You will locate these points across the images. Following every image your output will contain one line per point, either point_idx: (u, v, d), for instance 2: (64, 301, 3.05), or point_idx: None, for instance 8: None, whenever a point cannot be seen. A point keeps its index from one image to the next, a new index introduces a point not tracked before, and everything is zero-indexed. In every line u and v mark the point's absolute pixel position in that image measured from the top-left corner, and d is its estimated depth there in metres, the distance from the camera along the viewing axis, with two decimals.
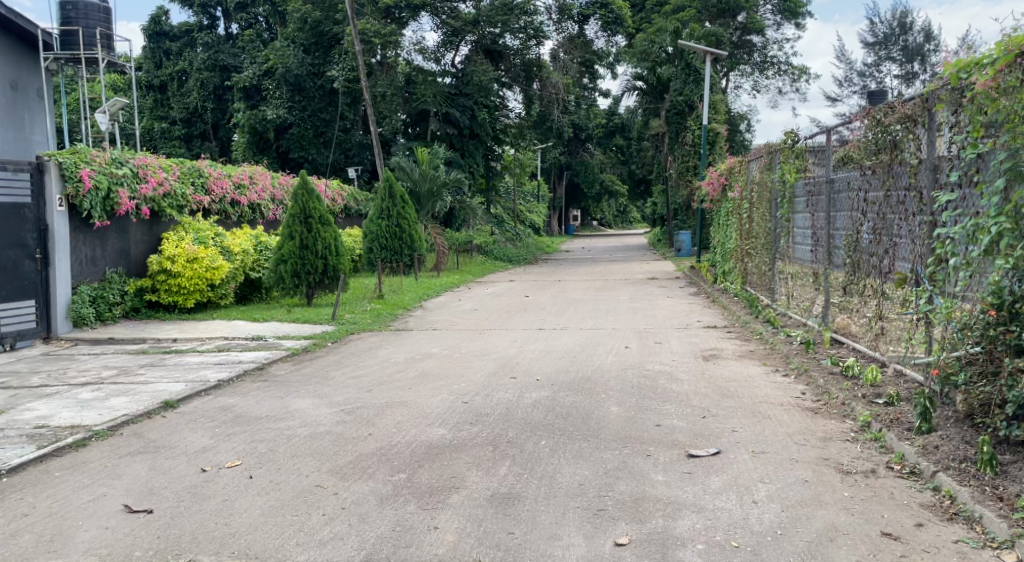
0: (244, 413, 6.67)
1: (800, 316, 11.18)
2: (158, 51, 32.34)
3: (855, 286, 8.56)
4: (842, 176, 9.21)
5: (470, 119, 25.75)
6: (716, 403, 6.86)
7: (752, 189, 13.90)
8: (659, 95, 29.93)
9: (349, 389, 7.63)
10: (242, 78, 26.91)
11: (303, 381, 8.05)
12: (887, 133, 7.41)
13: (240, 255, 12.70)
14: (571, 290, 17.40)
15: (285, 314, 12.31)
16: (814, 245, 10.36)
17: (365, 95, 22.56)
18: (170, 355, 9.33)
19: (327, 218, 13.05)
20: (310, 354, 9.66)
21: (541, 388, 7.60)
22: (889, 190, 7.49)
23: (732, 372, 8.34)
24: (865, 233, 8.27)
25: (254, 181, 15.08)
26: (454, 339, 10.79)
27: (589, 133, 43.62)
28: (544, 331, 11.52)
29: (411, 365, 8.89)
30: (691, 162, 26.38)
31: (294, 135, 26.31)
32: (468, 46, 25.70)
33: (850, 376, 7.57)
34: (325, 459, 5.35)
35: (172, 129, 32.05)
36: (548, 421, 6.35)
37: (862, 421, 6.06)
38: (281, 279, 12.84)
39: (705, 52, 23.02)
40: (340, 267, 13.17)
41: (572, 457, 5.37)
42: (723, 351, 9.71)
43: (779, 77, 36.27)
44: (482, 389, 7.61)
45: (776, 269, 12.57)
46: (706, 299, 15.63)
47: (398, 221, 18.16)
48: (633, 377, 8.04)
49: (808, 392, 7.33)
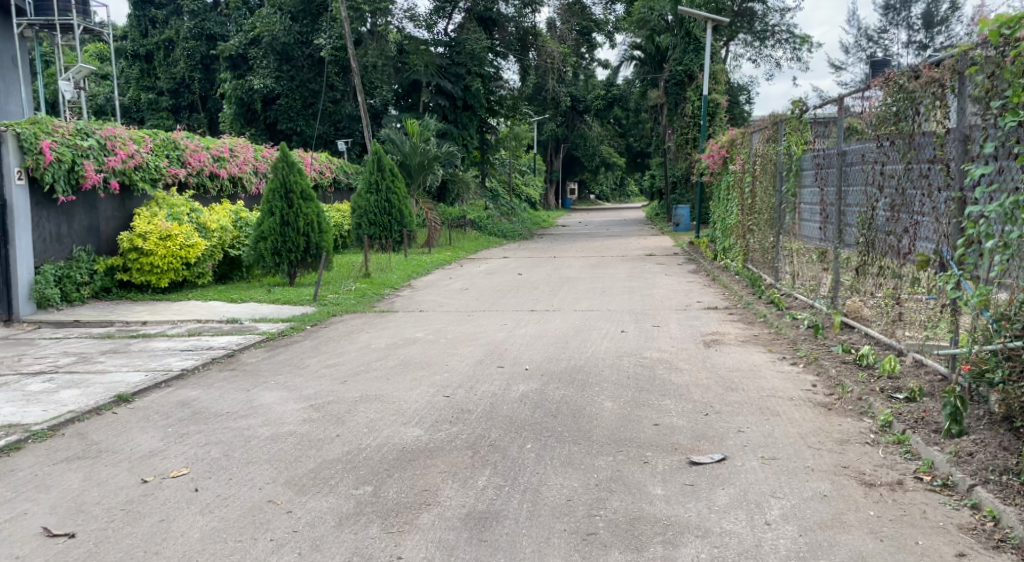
0: (204, 409, 6.05)
1: (806, 297, 10.61)
2: (144, 18, 31.55)
3: (870, 268, 7.99)
4: (856, 149, 8.61)
5: (463, 89, 24.71)
6: (720, 397, 6.31)
7: (755, 161, 13.27)
8: (659, 65, 29.31)
9: (323, 381, 7.02)
10: (227, 47, 25.92)
11: (274, 370, 7.47)
12: (912, 100, 6.87)
13: (217, 231, 12.06)
14: (566, 267, 16.77)
15: (265, 293, 11.68)
16: (825, 221, 9.78)
17: (353, 63, 21.86)
18: (136, 339, 8.70)
19: (310, 193, 12.43)
20: (286, 338, 9.08)
21: (530, 380, 7.03)
22: (911, 162, 6.99)
23: (736, 359, 7.77)
24: (882, 211, 7.74)
25: (235, 153, 14.41)
26: (441, 322, 10.20)
27: (587, 105, 42.78)
28: (536, 312, 10.94)
29: (392, 353, 8.28)
30: (691, 134, 25.53)
31: (282, 105, 25.43)
32: (460, 13, 24.96)
33: (864, 365, 6.99)
34: (284, 467, 4.77)
35: (159, 99, 31.14)
36: (535, 420, 5.79)
37: (882, 420, 5.48)
38: (261, 257, 12.22)
39: (706, 19, 22.11)
40: (323, 245, 12.54)
41: (560, 465, 4.81)
42: (725, 336, 9.13)
43: (781, 46, 35.45)
44: (465, 380, 7.04)
45: (780, 247, 11.94)
46: (706, 277, 15.05)
47: (387, 195, 17.54)
48: (629, 366, 7.50)
49: (819, 384, 6.75)
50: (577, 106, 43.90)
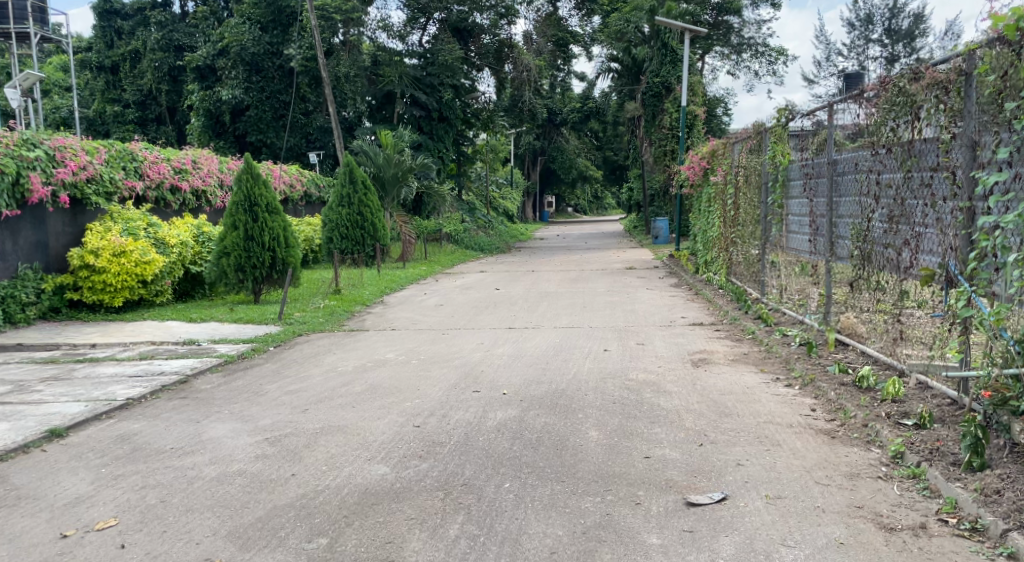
0: (145, 445, 5.47)
1: (796, 312, 10.18)
2: (110, 30, 31.16)
3: (866, 283, 7.56)
4: (848, 157, 8.19)
5: (438, 101, 24.47)
6: (714, 426, 5.84)
7: (738, 172, 12.82)
8: (636, 77, 28.92)
9: (281, 410, 6.44)
10: (194, 57, 25.26)
11: (229, 398, 6.88)
12: (910, 104, 6.43)
13: (176, 246, 11.42)
14: (545, 282, 16.31)
15: (226, 312, 11.04)
16: (815, 234, 9.37)
17: (324, 73, 21.19)
18: (82, 364, 8.06)
19: (276, 206, 11.82)
20: (247, 361, 8.48)
21: (509, 406, 6.51)
22: (911, 171, 6.57)
23: (727, 382, 7.29)
24: (878, 222, 7.32)
25: (198, 165, 13.82)
26: (413, 342, 9.64)
27: (564, 118, 42.54)
28: (514, 330, 10.43)
29: (358, 378, 7.70)
30: (669, 146, 25.40)
31: (252, 117, 24.92)
32: (435, 24, 24.38)
33: (865, 388, 6.52)
34: (230, 515, 4.26)
35: (125, 112, 30.41)
36: (514, 454, 5.26)
37: (893, 450, 4.99)
38: (224, 274, 11.59)
39: (682, 30, 21.80)
40: (290, 260, 11.93)
41: (542, 508, 4.31)
42: (713, 355, 8.65)
43: (757, 59, 35.52)
44: (437, 408, 6.51)
45: (766, 260, 11.53)
46: (689, 291, 14.65)
47: (360, 209, 16.97)
48: (614, 390, 7.01)
49: (819, 409, 6.26)
50: (553, 119, 43.76)
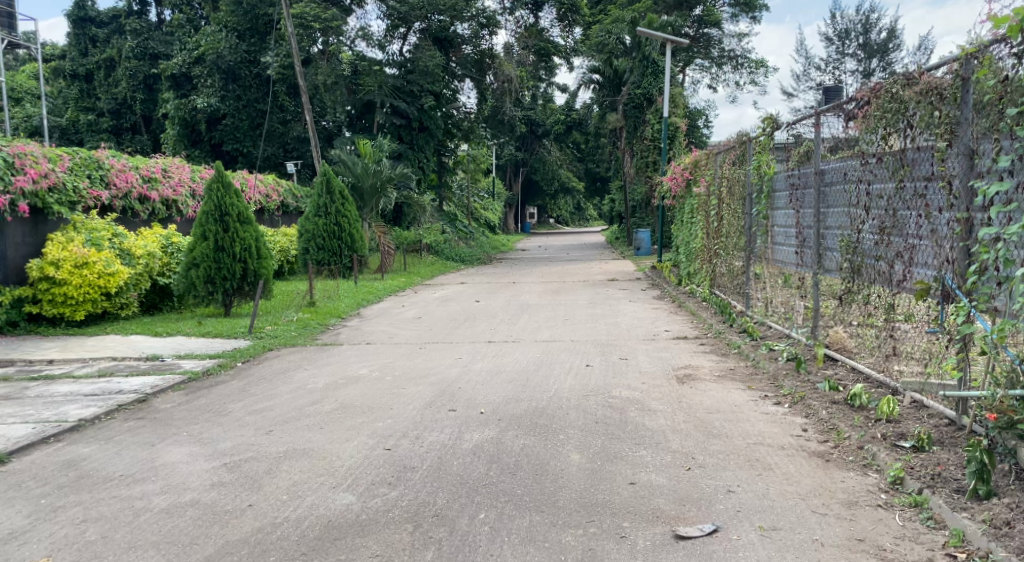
0: (93, 472, 5.13)
1: (782, 326, 9.92)
2: (83, 37, 30.67)
3: (857, 296, 7.31)
4: (836, 167, 7.93)
5: (418, 110, 24.20)
6: (703, 447, 5.53)
7: (722, 183, 12.58)
8: (617, 88, 28.25)
9: (244, 431, 6.08)
10: (169, 65, 24.84)
11: (189, 418, 6.51)
12: (903, 111, 6.16)
13: (143, 257, 11.01)
14: (526, 294, 15.99)
15: (194, 326, 10.64)
16: (801, 246, 9.12)
17: (301, 82, 20.75)
18: (37, 382, 7.66)
19: (247, 215, 11.45)
20: (212, 378, 8.11)
21: (486, 426, 6.19)
22: (903, 181, 6.32)
23: (714, 399, 6.99)
24: (869, 234, 7.06)
25: (169, 174, 13.44)
26: (388, 357, 9.29)
27: (546, 129, 42.34)
28: (494, 344, 10.10)
29: (329, 396, 7.34)
30: (650, 157, 25.33)
31: (228, 126, 24.56)
32: (415, 34, 23.92)
33: (858, 407, 6.23)
34: (175, 556, 4.04)
35: (100, 121, 29.90)
36: (491, 480, 4.94)
37: (892, 475, 4.70)
38: (192, 286, 11.19)
39: (665, 40, 21.60)
40: (261, 272, 11.55)
41: (520, 544, 4.10)
42: (698, 370, 8.35)
43: (737, 71, 35.56)
44: (410, 428, 6.16)
45: (751, 272, 11.26)
46: (672, 303, 14.40)
47: (337, 219, 16.58)
48: (596, 408, 6.70)
49: (811, 429, 5.96)
50: (535, 129, 43.57)
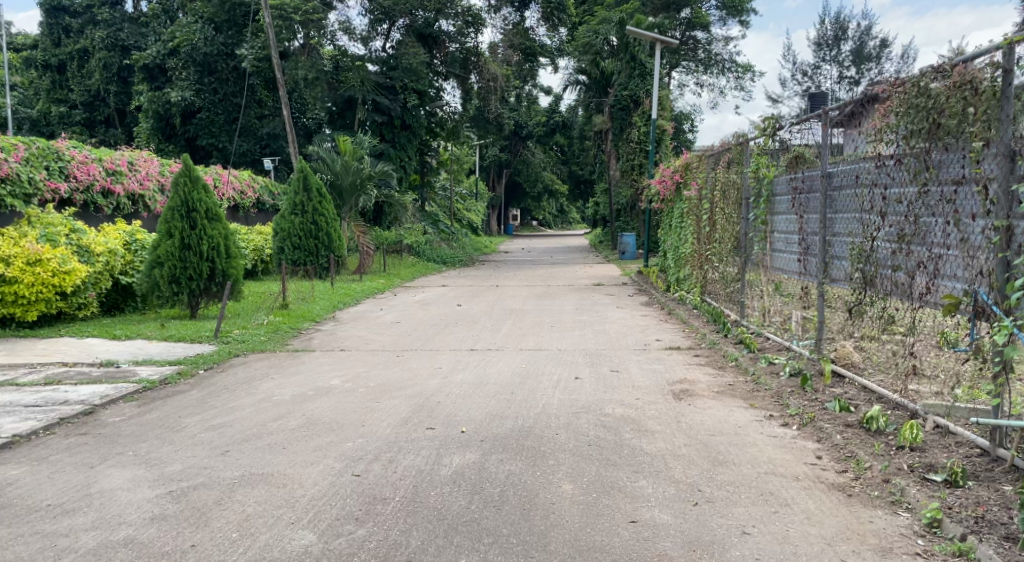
0: (19, 501, 4.56)
1: (780, 337, 9.41)
2: (56, 27, 29.22)
3: (869, 309, 6.81)
4: (845, 170, 7.39)
5: (401, 107, 23.67)
6: (708, 477, 4.98)
7: (714, 186, 12.10)
8: (603, 90, 27.80)
9: (197, 451, 5.48)
10: (143, 56, 24.04)
11: (138, 434, 5.89)
12: (929, 109, 5.67)
13: (103, 255, 10.33)
14: (510, 298, 15.40)
15: (156, 329, 9.94)
16: (805, 254, 8.59)
17: (279, 77, 19.97)
18: None
19: (216, 212, 10.79)
20: (171, 388, 7.46)
21: (467, 448, 5.61)
22: (928, 184, 5.82)
23: (715, 419, 6.43)
24: (884, 242, 6.54)
25: (135, 167, 12.75)
26: (362, 365, 8.68)
27: (531, 131, 41.71)
28: (476, 352, 9.51)
29: (296, 409, 6.73)
30: (636, 160, 24.90)
31: (203, 120, 23.84)
32: (399, 31, 23.23)
33: (874, 430, 5.72)
34: None
35: (72, 112, 29.01)
36: (474, 515, 4.43)
37: (928, 517, 4.26)
38: (156, 286, 10.49)
39: (654, 40, 21.02)
40: (231, 272, 10.88)
41: None
42: (696, 386, 7.77)
43: (723, 75, 35.14)
44: (384, 450, 5.58)
45: (746, 280, 10.73)
46: (661, 310, 13.84)
47: (314, 217, 15.91)
48: (589, 428, 6.14)
49: (825, 455, 5.43)
50: (519, 131, 42.92)
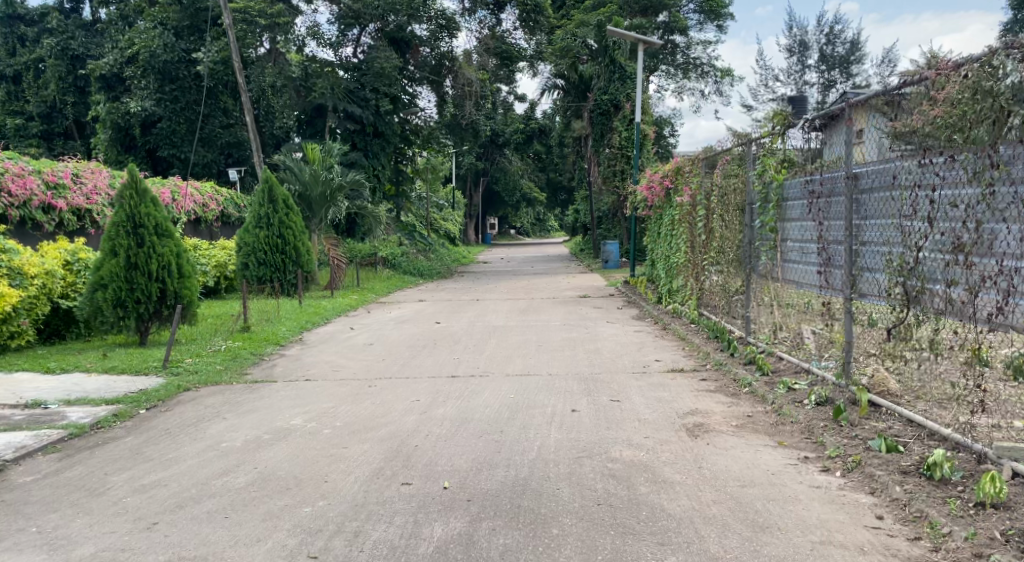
0: None
1: (798, 357, 8.44)
2: (12, 36, 28.72)
3: (910, 332, 5.82)
4: (872, 172, 6.39)
5: (373, 113, 22.51)
6: (754, 551, 4.12)
7: (711, 192, 11.14)
8: (582, 94, 26.83)
9: (118, 526, 4.51)
10: (99, 65, 22.83)
11: (51, 503, 4.88)
12: (1000, 95, 4.81)
13: (38, 277, 9.22)
14: (492, 313, 14.39)
15: (97, 360, 8.82)
16: (826, 266, 7.58)
17: (241, 83, 18.71)
18: None
19: (167, 228, 9.70)
20: (105, 434, 6.38)
21: (452, 512, 4.62)
22: (998, 184, 4.95)
23: (743, 464, 5.44)
24: (931, 254, 5.56)
25: (80, 178, 11.65)
26: (330, 398, 7.63)
27: (507, 140, 40.71)
28: (458, 379, 8.48)
29: (248, 458, 5.70)
30: (618, 166, 23.96)
31: (165, 129, 22.63)
32: (370, 35, 22.27)
33: (937, 479, 4.79)
34: None
35: (29, 125, 27.62)
36: None
37: None
38: (99, 311, 9.37)
39: (636, 41, 20.00)
40: (184, 293, 9.77)
41: None
42: (711, 418, 6.77)
43: (703, 80, 34.27)
44: (351, 516, 4.59)
45: (752, 291, 9.78)
46: (655, 325, 12.88)
47: (281, 229, 14.84)
48: (595, 478, 5.17)
49: (887, 514, 4.50)
50: (496, 138, 41.92)
